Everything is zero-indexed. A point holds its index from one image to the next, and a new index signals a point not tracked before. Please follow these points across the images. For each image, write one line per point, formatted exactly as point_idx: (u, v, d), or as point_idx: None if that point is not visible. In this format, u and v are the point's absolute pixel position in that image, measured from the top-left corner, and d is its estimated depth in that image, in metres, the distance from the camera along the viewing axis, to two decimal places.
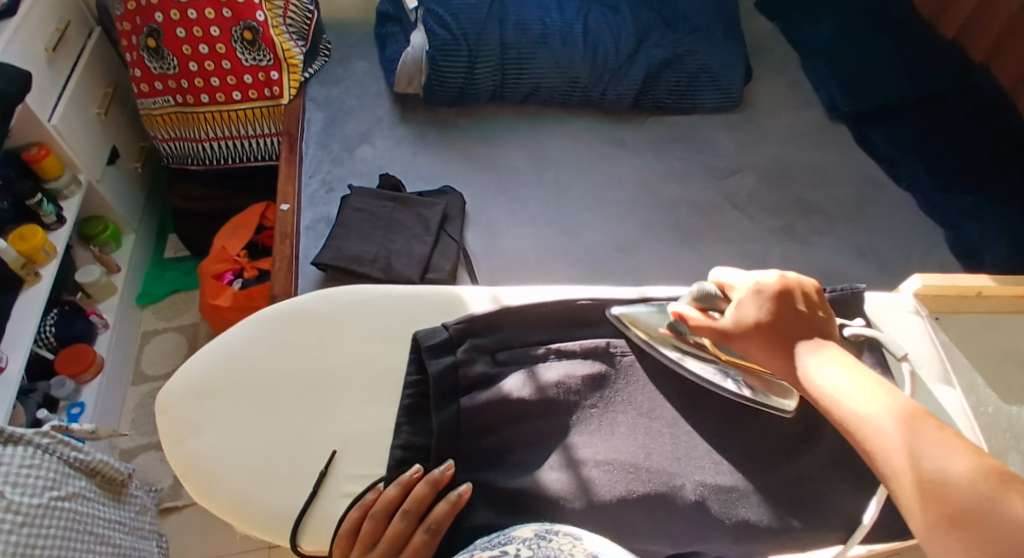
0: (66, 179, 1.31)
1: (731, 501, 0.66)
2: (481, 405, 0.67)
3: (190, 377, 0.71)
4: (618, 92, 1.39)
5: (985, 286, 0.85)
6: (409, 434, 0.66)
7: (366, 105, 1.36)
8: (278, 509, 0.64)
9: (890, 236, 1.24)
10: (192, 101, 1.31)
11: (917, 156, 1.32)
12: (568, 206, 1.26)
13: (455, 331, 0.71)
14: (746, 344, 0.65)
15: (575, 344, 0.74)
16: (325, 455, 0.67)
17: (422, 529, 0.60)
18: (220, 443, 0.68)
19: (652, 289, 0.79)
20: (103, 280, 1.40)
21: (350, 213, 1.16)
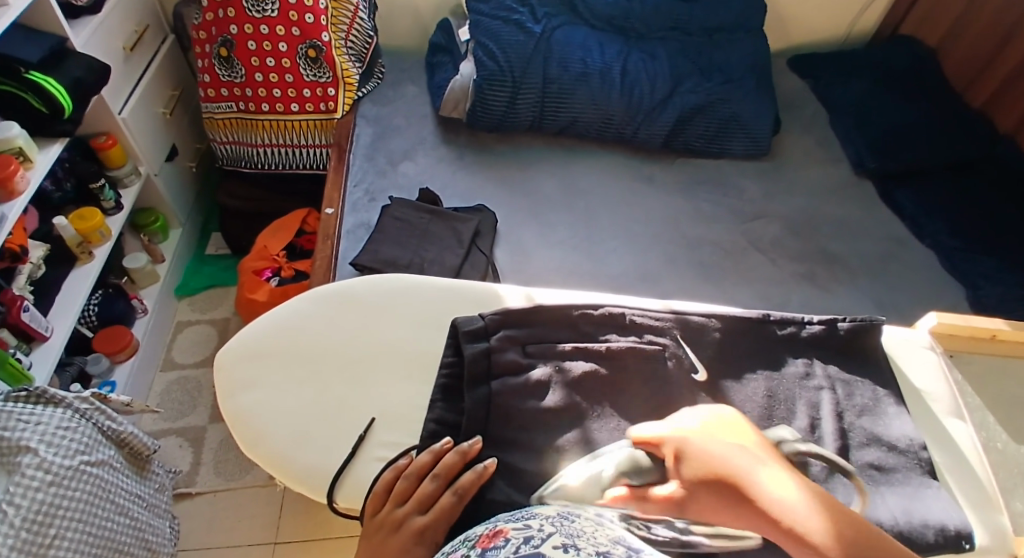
0: (127, 170, 1.40)
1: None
2: (511, 390, 0.71)
3: (245, 342, 0.77)
4: (650, 131, 1.46)
5: (1000, 330, 0.90)
6: (443, 409, 0.71)
7: (411, 125, 1.44)
8: (316, 468, 0.69)
9: (904, 288, 1.28)
10: (253, 109, 1.40)
11: (933, 217, 1.37)
12: (595, 235, 1.33)
13: (490, 320, 0.75)
14: (705, 506, 0.56)
15: (601, 345, 0.76)
16: (364, 422, 0.72)
17: (449, 492, 0.64)
18: (269, 402, 0.73)
19: (678, 302, 0.82)
20: (148, 267, 1.48)
21: (389, 221, 1.23)
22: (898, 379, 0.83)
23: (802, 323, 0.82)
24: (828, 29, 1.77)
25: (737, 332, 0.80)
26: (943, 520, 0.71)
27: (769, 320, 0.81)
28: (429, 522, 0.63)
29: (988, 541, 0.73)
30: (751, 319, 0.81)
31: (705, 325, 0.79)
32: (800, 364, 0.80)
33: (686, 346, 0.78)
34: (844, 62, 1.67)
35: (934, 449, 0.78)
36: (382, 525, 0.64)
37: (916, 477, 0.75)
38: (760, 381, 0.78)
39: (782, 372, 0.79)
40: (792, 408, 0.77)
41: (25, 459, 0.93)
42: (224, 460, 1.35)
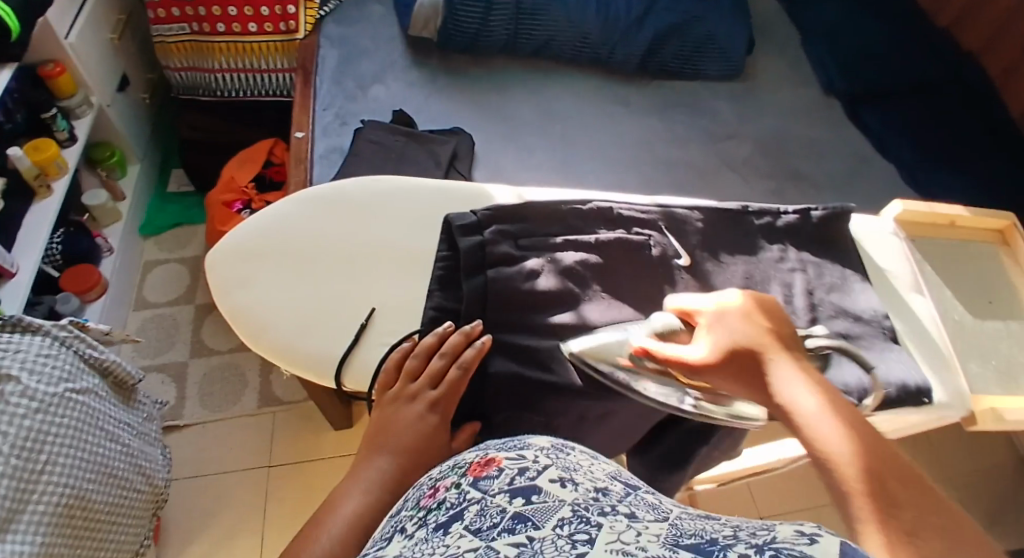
0: (78, 100, 1.33)
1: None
2: (506, 282, 0.70)
3: (238, 240, 0.75)
4: (627, 52, 1.43)
5: (960, 216, 0.90)
6: (441, 297, 0.70)
7: (380, 47, 1.39)
8: (319, 359, 0.69)
9: (873, 200, 1.32)
10: (208, 30, 1.35)
11: (900, 129, 1.39)
12: (573, 156, 1.32)
13: (483, 216, 0.73)
14: (719, 379, 0.56)
15: (591, 238, 0.75)
16: (364, 312, 0.71)
17: (454, 366, 0.65)
18: (268, 296, 0.72)
19: (663, 196, 0.81)
20: (109, 205, 1.41)
21: (364, 144, 1.21)
22: (865, 261, 0.83)
23: (778, 213, 0.82)
24: None
25: (715, 223, 0.80)
26: (905, 378, 0.73)
27: (748, 212, 0.81)
28: (441, 395, 0.64)
29: (947, 398, 0.75)
30: (725, 209, 0.80)
31: (688, 218, 0.79)
32: (775, 251, 0.80)
33: (671, 236, 0.77)
34: None
35: (897, 319, 0.79)
36: (398, 398, 0.64)
37: (880, 342, 0.76)
38: (738, 266, 0.77)
39: (758, 258, 0.79)
40: (767, 289, 0.76)
41: (9, 386, 0.91)
42: (208, 394, 1.34)
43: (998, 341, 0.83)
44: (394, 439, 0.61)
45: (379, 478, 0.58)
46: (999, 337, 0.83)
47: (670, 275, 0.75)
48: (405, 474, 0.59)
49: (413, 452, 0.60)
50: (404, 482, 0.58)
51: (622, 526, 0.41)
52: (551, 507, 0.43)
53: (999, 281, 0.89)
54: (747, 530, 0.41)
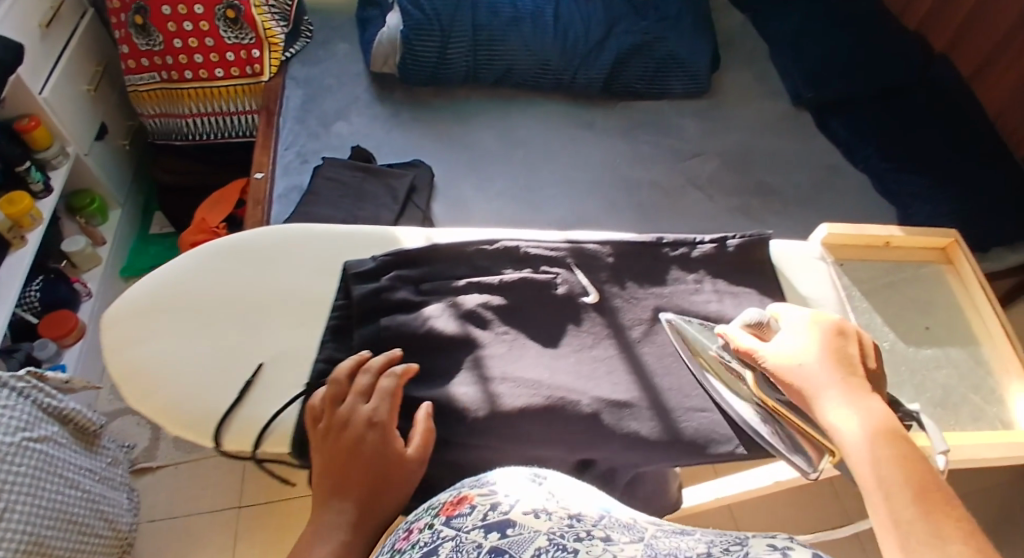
0: (55, 150, 1.37)
1: (626, 415, 0.66)
2: (403, 329, 0.67)
3: (131, 295, 0.71)
4: (588, 76, 1.43)
5: (895, 236, 0.82)
6: (333, 348, 0.67)
7: (344, 84, 1.40)
8: (207, 415, 0.64)
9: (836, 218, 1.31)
10: (176, 77, 1.38)
11: (869, 140, 1.36)
12: (534, 183, 1.32)
13: (383, 261, 0.71)
14: (780, 381, 0.58)
15: (494, 278, 0.72)
16: (252, 366, 0.67)
17: (386, 377, 0.62)
18: (157, 354, 0.67)
19: (576, 231, 0.78)
20: (89, 250, 1.45)
21: (321, 181, 1.21)
22: (785, 289, 0.77)
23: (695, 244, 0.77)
24: None
25: (630, 258, 0.76)
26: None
27: (661, 243, 0.77)
28: (379, 407, 0.60)
29: None
30: (640, 243, 0.77)
31: (598, 252, 0.76)
32: (692, 280, 0.76)
33: (579, 272, 0.75)
34: None
35: None
36: (330, 429, 0.60)
37: None
38: (650, 301, 0.74)
39: (670, 291, 0.75)
40: (678, 325, 0.72)
41: None
42: None
43: (931, 369, 0.74)
44: (336, 469, 0.57)
45: (341, 521, 0.55)
46: (934, 366, 0.74)
47: (578, 316, 0.72)
48: (366, 505, 0.56)
49: (365, 481, 0.57)
50: (368, 516, 0.55)
51: (595, 550, 0.45)
52: (526, 541, 0.45)
53: (942, 307, 0.79)
54: (717, 546, 0.46)
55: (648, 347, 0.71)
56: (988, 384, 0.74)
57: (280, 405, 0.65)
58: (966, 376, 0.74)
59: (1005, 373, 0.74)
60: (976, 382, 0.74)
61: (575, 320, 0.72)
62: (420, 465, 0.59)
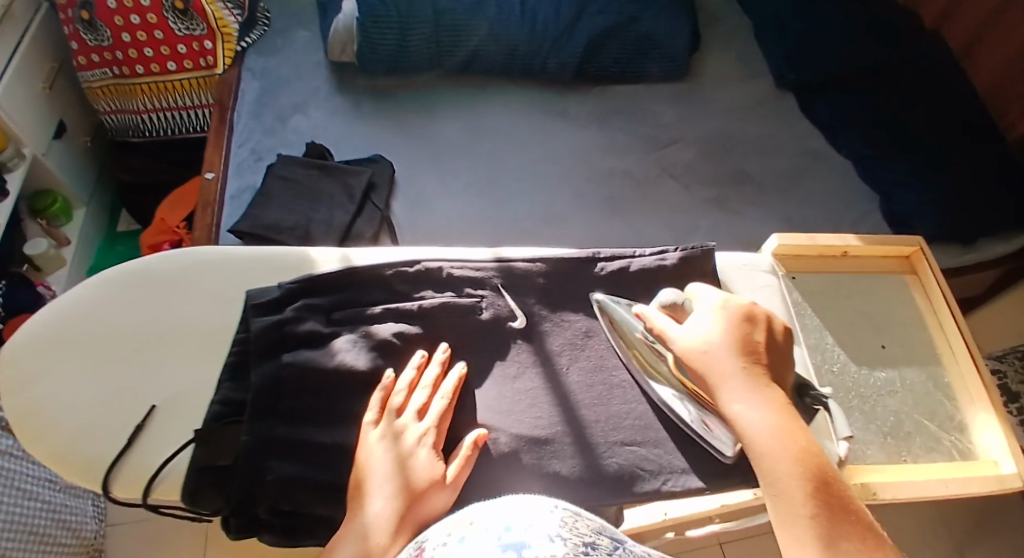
0: (10, 153, 1.32)
1: (546, 453, 0.65)
2: (304, 364, 0.65)
3: (27, 331, 0.69)
4: (560, 60, 1.36)
5: (850, 246, 0.90)
6: (230, 388, 0.66)
7: (302, 75, 1.34)
8: (98, 459, 0.64)
9: (817, 208, 1.25)
10: (128, 72, 1.32)
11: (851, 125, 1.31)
12: (501, 176, 1.26)
13: (288, 289, 0.69)
14: (692, 368, 0.60)
15: (412, 304, 0.70)
16: (144, 409, 0.66)
17: (440, 397, 0.64)
18: (50, 395, 0.66)
19: (506, 250, 0.76)
20: (51, 252, 1.41)
21: (275, 181, 1.16)
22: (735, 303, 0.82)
23: (635, 259, 0.76)
24: None
25: (563, 276, 0.75)
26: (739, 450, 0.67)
27: (596, 259, 0.75)
28: (430, 430, 0.62)
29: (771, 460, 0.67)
30: (575, 260, 0.75)
31: (528, 273, 0.74)
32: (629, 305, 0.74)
33: (507, 295, 0.73)
34: None
35: None
36: (387, 438, 0.61)
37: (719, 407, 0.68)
38: (576, 325, 0.73)
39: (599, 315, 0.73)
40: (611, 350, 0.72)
41: None
42: None
43: (886, 392, 0.83)
44: (385, 473, 0.58)
45: (377, 519, 0.55)
46: (886, 390, 0.83)
47: (506, 344, 0.71)
48: (404, 512, 0.56)
49: (408, 491, 0.57)
50: (404, 523, 0.56)
51: None
52: None
53: (902, 320, 0.88)
54: None
55: (573, 373, 0.70)
56: (948, 406, 0.83)
57: (174, 448, 0.64)
58: (922, 397, 0.83)
59: (963, 389, 0.84)
60: (934, 405, 0.83)
61: (496, 344, 0.71)
62: (453, 491, 0.60)
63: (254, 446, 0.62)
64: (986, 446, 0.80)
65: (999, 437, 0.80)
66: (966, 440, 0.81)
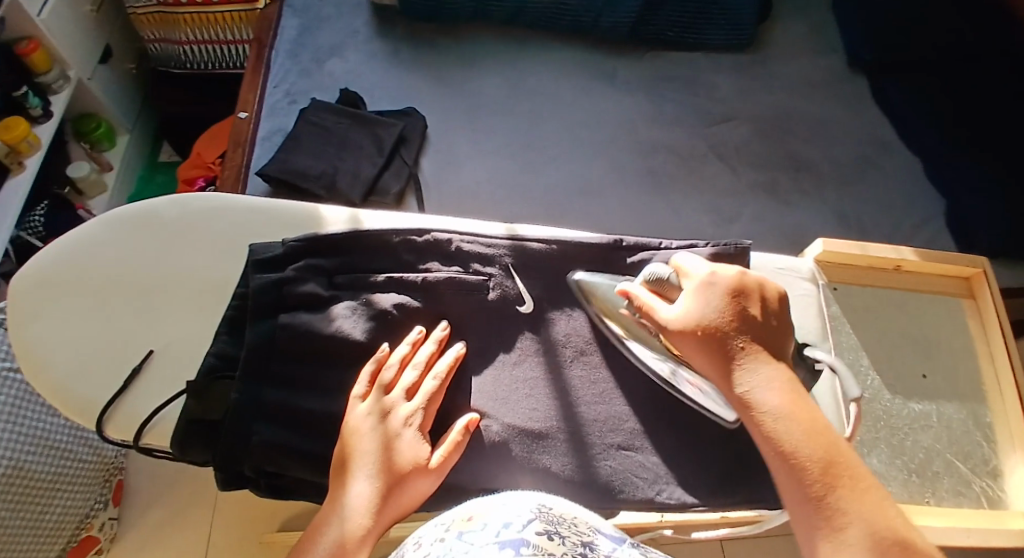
0: (55, 75, 1.33)
1: (539, 447, 0.62)
2: (299, 327, 0.63)
3: (36, 264, 0.69)
4: (613, 19, 1.28)
5: (904, 260, 0.84)
6: (225, 342, 0.64)
7: (343, 15, 1.29)
8: (92, 400, 0.63)
9: (873, 204, 1.16)
10: (171, 1, 1.29)
11: (925, 117, 1.21)
12: (538, 139, 1.20)
13: (291, 247, 0.67)
14: (684, 345, 0.57)
15: (416, 276, 0.67)
16: (142, 353, 0.65)
17: (431, 377, 0.61)
18: (52, 330, 0.66)
19: (521, 227, 0.72)
20: (93, 177, 1.43)
21: (305, 126, 1.13)
22: None
23: (658, 250, 0.71)
24: None
25: (578, 260, 0.70)
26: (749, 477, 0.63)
27: (618, 247, 0.71)
28: (418, 411, 0.59)
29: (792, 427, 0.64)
30: (594, 245, 0.70)
31: (542, 254, 0.70)
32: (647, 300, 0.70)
33: (518, 278, 0.69)
34: None
35: None
36: (372, 416, 0.58)
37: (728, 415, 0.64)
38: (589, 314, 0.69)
39: None
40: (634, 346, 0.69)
41: None
42: None
43: (920, 426, 0.78)
44: (371, 453, 0.56)
45: (358, 503, 0.54)
46: (922, 424, 0.78)
47: (511, 327, 0.67)
48: (385, 497, 0.54)
49: (391, 476, 0.55)
50: (384, 510, 0.54)
51: None
52: None
53: (949, 350, 0.83)
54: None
55: (578, 366, 0.66)
56: (985, 448, 0.78)
57: (163, 400, 0.63)
58: (958, 436, 0.78)
59: (1005, 432, 0.79)
60: (970, 446, 0.78)
61: (501, 327, 0.67)
62: (438, 476, 0.57)
63: (241, 408, 0.60)
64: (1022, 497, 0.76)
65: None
66: (999, 487, 0.77)
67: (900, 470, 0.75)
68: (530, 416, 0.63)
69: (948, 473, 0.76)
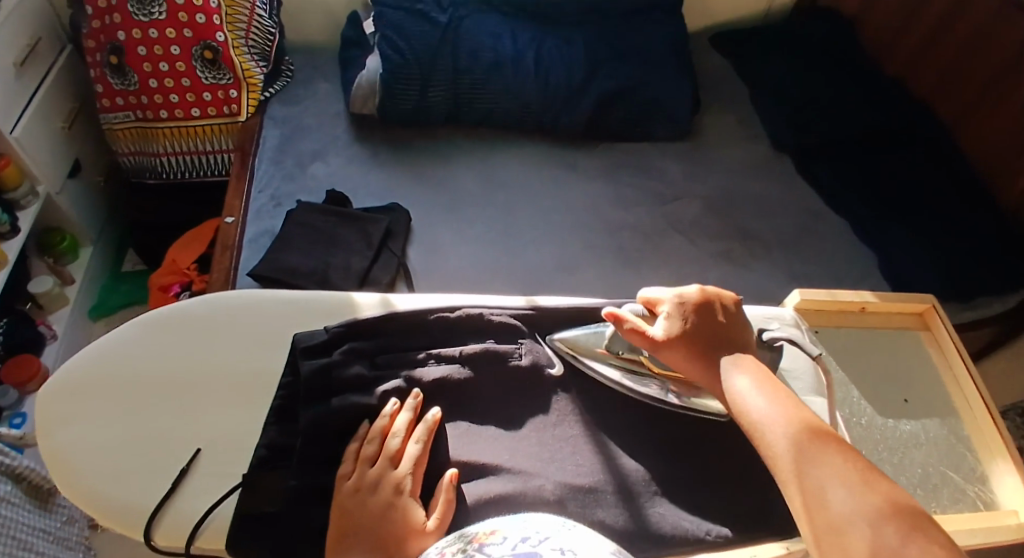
0: (24, 190, 1.32)
1: (588, 502, 0.69)
2: (353, 404, 0.68)
3: (70, 376, 0.73)
4: (570, 118, 1.42)
5: (868, 303, 0.96)
6: (275, 432, 0.69)
7: (323, 124, 1.39)
8: (141, 500, 0.66)
9: (817, 266, 1.29)
10: (152, 117, 1.34)
11: (844, 191, 1.37)
12: (515, 225, 1.29)
13: (334, 333, 0.73)
14: (674, 357, 0.72)
15: (455, 349, 0.76)
16: (187, 454, 0.69)
17: (410, 444, 0.66)
18: (93, 437, 0.69)
19: (538, 298, 0.83)
20: (56, 290, 1.39)
21: (294, 227, 1.17)
22: None
23: None
24: (746, 8, 1.73)
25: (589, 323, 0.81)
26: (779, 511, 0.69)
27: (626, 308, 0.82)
28: (405, 478, 0.64)
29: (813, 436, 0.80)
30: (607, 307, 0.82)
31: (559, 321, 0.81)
32: None
33: (544, 344, 0.80)
34: (764, 39, 1.65)
35: None
36: (358, 488, 0.63)
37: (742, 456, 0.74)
38: None
39: None
40: None
41: None
42: None
43: (913, 445, 0.87)
44: (374, 521, 0.61)
45: None
46: (913, 443, 0.87)
47: (544, 392, 0.77)
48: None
49: (389, 542, 0.60)
50: None
51: None
52: None
53: (921, 376, 0.94)
54: None
55: (608, 427, 0.75)
56: (970, 459, 0.87)
57: (216, 497, 0.66)
58: (947, 451, 0.88)
59: (984, 442, 0.88)
60: (958, 458, 0.87)
61: (535, 393, 0.76)
62: (437, 534, 0.62)
63: (301, 494, 0.64)
64: (1010, 498, 0.84)
65: (1018, 490, 0.83)
66: (989, 490, 0.85)
67: (905, 486, 0.83)
68: (571, 473, 0.70)
69: (946, 484, 0.84)
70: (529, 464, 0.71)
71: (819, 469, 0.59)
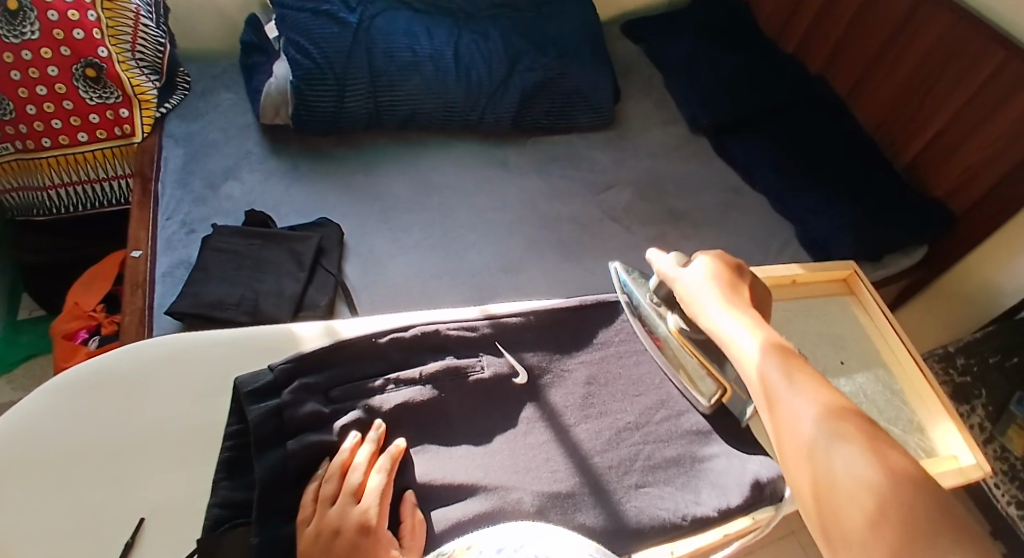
0: None
1: (570, 506, 0.65)
2: (313, 445, 0.62)
3: None
4: (496, 114, 1.38)
5: (798, 274, 0.96)
6: (228, 489, 0.62)
7: (231, 138, 1.29)
8: None
9: (753, 240, 1.30)
10: (32, 146, 1.18)
11: (763, 163, 1.39)
12: (452, 228, 1.23)
13: (280, 372, 0.66)
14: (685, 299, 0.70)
15: (416, 371, 0.70)
16: (132, 524, 0.63)
17: (373, 476, 0.60)
18: (22, 520, 0.62)
19: (493, 305, 0.79)
20: None
21: (212, 253, 1.07)
22: None
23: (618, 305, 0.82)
24: None
25: (547, 326, 0.78)
26: (757, 475, 0.69)
27: (586, 305, 0.81)
28: (371, 511, 0.57)
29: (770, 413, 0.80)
30: (564, 309, 0.79)
31: (518, 324, 0.77)
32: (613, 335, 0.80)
33: (507, 353, 0.75)
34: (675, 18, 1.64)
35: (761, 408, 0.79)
36: (319, 532, 0.56)
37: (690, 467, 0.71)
38: (580, 381, 0.75)
39: (599, 358, 0.77)
40: (606, 398, 0.74)
41: None
42: None
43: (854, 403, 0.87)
44: None
45: None
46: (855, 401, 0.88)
47: (513, 402, 0.72)
48: None
49: None
50: None
51: None
52: None
53: (855, 338, 0.94)
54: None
55: (581, 423, 0.72)
56: (906, 410, 0.88)
57: None
58: (884, 406, 0.88)
59: (916, 396, 0.90)
60: (895, 411, 0.88)
61: (505, 405, 0.72)
62: None
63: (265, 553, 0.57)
64: (946, 445, 0.85)
65: (956, 436, 0.85)
66: (927, 439, 0.86)
67: None
68: (547, 484, 0.66)
69: None
70: (507, 479, 0.66)
71: (799, 401, 0.56)
